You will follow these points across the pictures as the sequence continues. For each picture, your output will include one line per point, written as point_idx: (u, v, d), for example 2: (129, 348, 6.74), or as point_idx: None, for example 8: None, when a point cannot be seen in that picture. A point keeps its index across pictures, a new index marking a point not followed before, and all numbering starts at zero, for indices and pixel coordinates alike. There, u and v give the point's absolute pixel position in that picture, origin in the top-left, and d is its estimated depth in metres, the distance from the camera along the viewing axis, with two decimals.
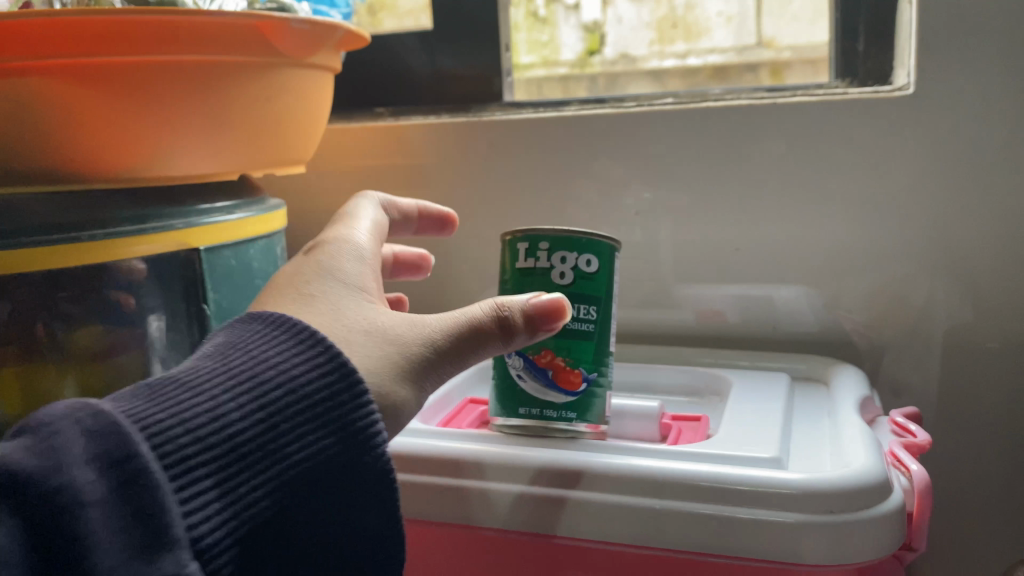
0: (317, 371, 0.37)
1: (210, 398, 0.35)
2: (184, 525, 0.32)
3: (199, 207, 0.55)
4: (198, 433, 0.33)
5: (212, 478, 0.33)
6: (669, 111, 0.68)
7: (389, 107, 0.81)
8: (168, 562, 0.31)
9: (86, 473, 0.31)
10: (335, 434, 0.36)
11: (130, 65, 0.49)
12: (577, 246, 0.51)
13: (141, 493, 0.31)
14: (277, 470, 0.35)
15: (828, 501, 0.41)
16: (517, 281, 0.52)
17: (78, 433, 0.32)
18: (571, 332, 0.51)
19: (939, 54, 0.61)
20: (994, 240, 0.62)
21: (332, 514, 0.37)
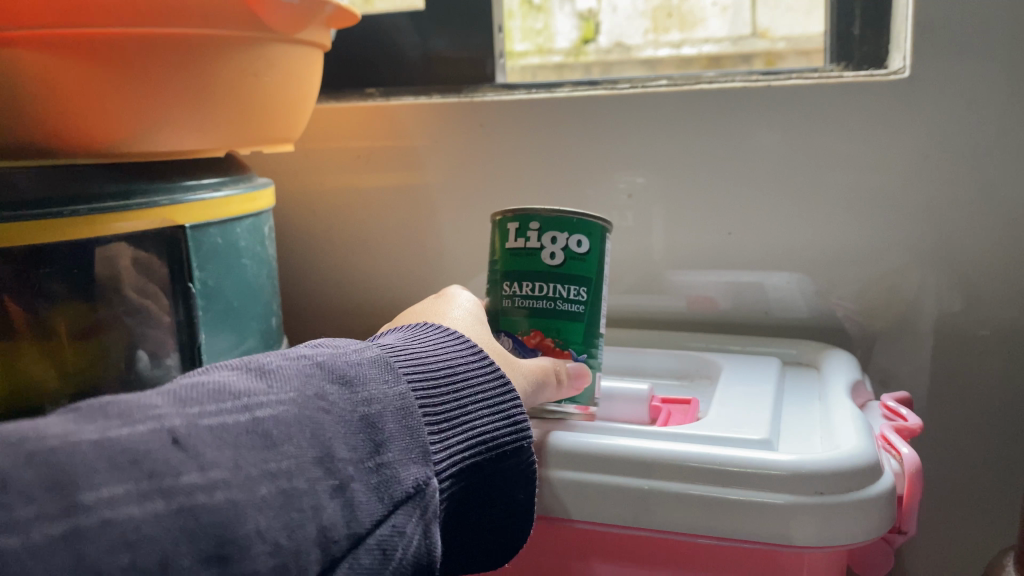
0: (495, 373, 0.46)
1: (430, 370, 0.44)
2: (431, 445, 0.42)
3: (183, 184, 0.54)
4: (431, 390, 0.43)
5: (437, 425, 0.42)
6: (663, 94, 0.67)
7: (379, 88, 0.80)
8: (425, 467, 0.41)
9: (382, 389, 0.41)
10: (511, 420, 0.45)
11: (117, 39, 0.48)
12: (567, 227, 0.50)
13: (410, 416, 0.41)
14: (473, 434, 0.43)
15: (816, 482, 0.41)
16: (506, 261, 0.52)
17: (371, 364, 0.43)
18: (561, 313, 0.51)
19: (934, 39, 0.60)
20: (987, 227, 0.62)
21: (500, 491, 0.44)
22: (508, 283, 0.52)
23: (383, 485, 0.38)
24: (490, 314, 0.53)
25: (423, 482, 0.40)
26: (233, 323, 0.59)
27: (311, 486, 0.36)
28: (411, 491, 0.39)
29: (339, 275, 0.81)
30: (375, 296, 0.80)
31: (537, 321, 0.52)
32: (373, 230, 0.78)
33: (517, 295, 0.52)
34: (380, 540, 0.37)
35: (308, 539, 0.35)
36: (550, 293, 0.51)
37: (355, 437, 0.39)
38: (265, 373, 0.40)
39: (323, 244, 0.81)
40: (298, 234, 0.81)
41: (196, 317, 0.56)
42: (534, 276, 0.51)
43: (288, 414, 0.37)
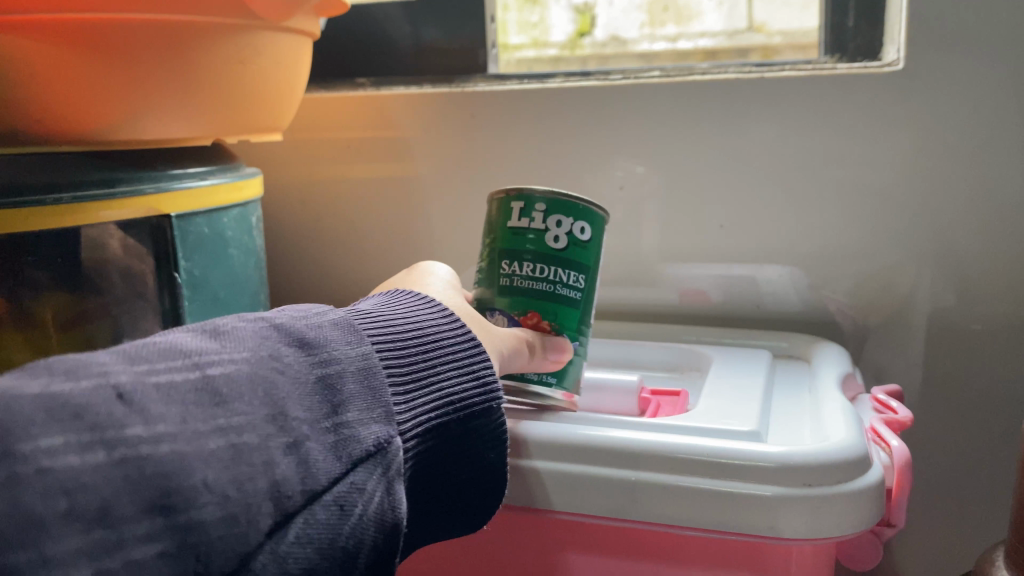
0: (465, 336, 0.46)
1: (398, 332, 0.44)
2: (394, 405, 0.41)
3: (169, 172, 0.53)
4: (397, 350, 0.43)
5: (404, 386, 0.42)
6: (656, 84, 0.67)
7: (370, 78, 0.79)
8: (387, 426, 0.40)
9: (343, 351, 0.41)
10: (478, 380, 0.45)
11: (101, 25, 0.48)
12: (572, 212, 0.49)
13: (371, 377, 0.41)
14: (440, 395, 0.43)
15: (805, 475, 0.41)
16: (507, 240, 0.50)
17: (331, 327, 0.42)
18: (558, 297, 0.50)
19: (929, 30, 0.60)
20: (980, 221, 0.62)
21: (468, 453, 0.44)
22: (507, 263, 0.51)
23: (340, 444, 0.38)
24: (483, 292, 0.52)
25: (385, 440, 0.40)
26: (220, 313, 0.59)
27: (264, 442, 0.35)
28: (371, 449, 0.39)
29: (330, 268, 0.81)
30: (366, 288, 0.80)
31: (533, 304, 0.51)
32: (365, 221, 0.78)
33: (516, 275, 0.50)
34: (337, 496, 0.37)
35: (261, 493, 0.34)
36: (550, 277, 0.50)
37: (311, 398, 0.38)
38: (220, 334, 0.38)
39: (314, 235, 0.80)
40: (289, 225, 0.81)
41: (182, 307, 0.55)
42: (536, 258, 0.50)
43: (244, 373, 0.36)
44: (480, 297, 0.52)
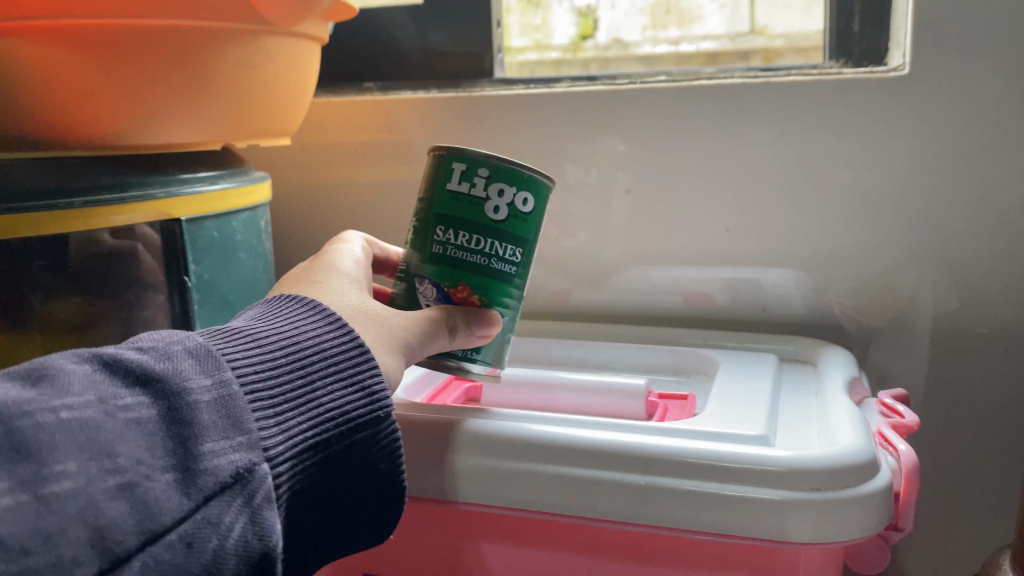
0: (350, 344, 0.43)
1: (268, 349, 0.40)
2: (259, 431, 0.37)
3: (179, 176, 0.54)
4: (265, 371, 0.39)
5: (273, 406, 0.39)
6: (662, 89, 0.67)
7: (377, 82, 0.79)
8: (251, 451, 0.37)
9: (194, 378, 0.36)
10: (364, 392, 0.42)
11: (113, 31, 0.48)
12: (515, 180, 0.47)
13: (229, 402, 0.37)
14: (319, 412, 0.40)
15: (814, 479, 0.41)
16: (444, 204, 0.48)
17: (183, 352, 0.37)
18: (492, 271, 0.48)
19: (934, 35, 0.60)
20: (984, 225, 0.62)
21: (359, 471, 0.41)
22: (442, 229, 0.48)
23: (187, 480, 0.34)
24: (412, 258, 0.50)
25: (248, 466, 0.36)
26: (229, 316, 0.59)
27: (81, 490, 0.31)
28: (230, 479, 0.35)
29: None
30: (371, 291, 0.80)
31: (462, 276, 0.49)
32: (370, 225, 0.78)
33: (450, 243, 0.48)
34: (183, 535, 0.33)
35: (75, 544, 0.30)
36: (485, 248, 0.48)
37: (149, 435, 0.34)
38: (43, 378, 0.34)
39: (319, 238, 0.80)
40: (294, 229, 0.81)
41: (191, 310, 0.55)
42: (472, 227, 0.48)
43: (59, 419, 0.32)
44: (408, 264, 0.50)
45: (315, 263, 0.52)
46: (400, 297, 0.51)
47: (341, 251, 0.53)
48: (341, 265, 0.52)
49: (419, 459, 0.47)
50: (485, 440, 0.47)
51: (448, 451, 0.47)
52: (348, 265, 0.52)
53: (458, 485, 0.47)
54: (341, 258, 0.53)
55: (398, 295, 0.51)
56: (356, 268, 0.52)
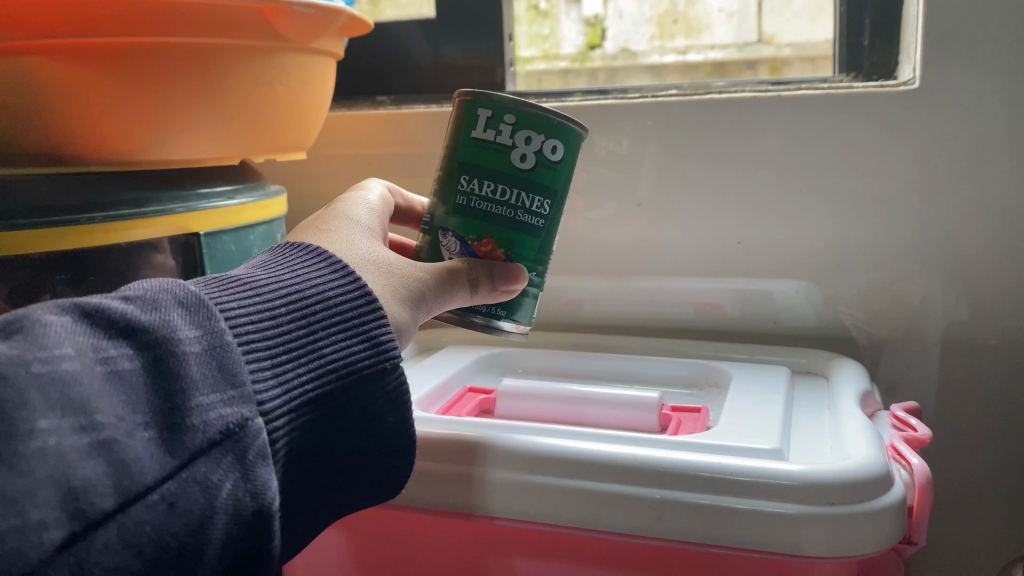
0: (355, 293, 0.41)
1: (266, 298, 0.39)
2: (253, 385, 0.36)
3: (197, 192, 0.55)
4: (262, 320, 0.38)
5: (271, 357, 0.37)
6: (672, 102, 0.68)
7: (389, 96, 0.80)
8: (244, 404, 0.35)
9: (182, 329, 0.35)
10: (369, 342, 0.40)
11: (134, 48, 0.49)
12: (545, 126, 0.46)
13: (223, 354, 0.35)
14: (321, 364, 0.39)
15: (828, 492, 0.41)
16: (470, 152, 0.46)
17: (172, 301, 0.36)
18: (519, 224, 0.47)
19: (943, 49, 0.61)
20: (993, 236, 0.62)
21: (366, 424, 0.40)
22: (467, 179, 0.47)
23: (173, 437, 0.33)
24: (435, 209, 0.48)
25: (241, 421, 0.35)
26: None
27: (56, 449, 0.30)
28: (220, 436, 0.34)
29: None
30: None
31: (487, 228, 0.47)
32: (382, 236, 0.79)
33: (475, 194, 0.47)
34: (167, 494, 0.32)
35: (45, 508, 0.29)
36: (512, 199, 0.47)
37: (132, 390, 0.33)
38: (18, 330, 0.32)
39: None
40: None
41: None
42: (499, 176, 0.46)
43: (31, 372, 0.31)
44: (431, 216, 0.49)
45: (332, 208, 0.51)
46: (422, 251, 0.49)
47: (361, 201, 0.52)
48: (359, 212, 0.51)
49: (433, 471, 0.48)
50: (499, 452, 0.47)
51: (463, 462, 0.48)
52: (367, 214, 0.51)
53: (473, 497, 0.47)
54: (359, 206, 0.52)
55: (421, 247, 0.49)
56: (374, 216, 0.51)
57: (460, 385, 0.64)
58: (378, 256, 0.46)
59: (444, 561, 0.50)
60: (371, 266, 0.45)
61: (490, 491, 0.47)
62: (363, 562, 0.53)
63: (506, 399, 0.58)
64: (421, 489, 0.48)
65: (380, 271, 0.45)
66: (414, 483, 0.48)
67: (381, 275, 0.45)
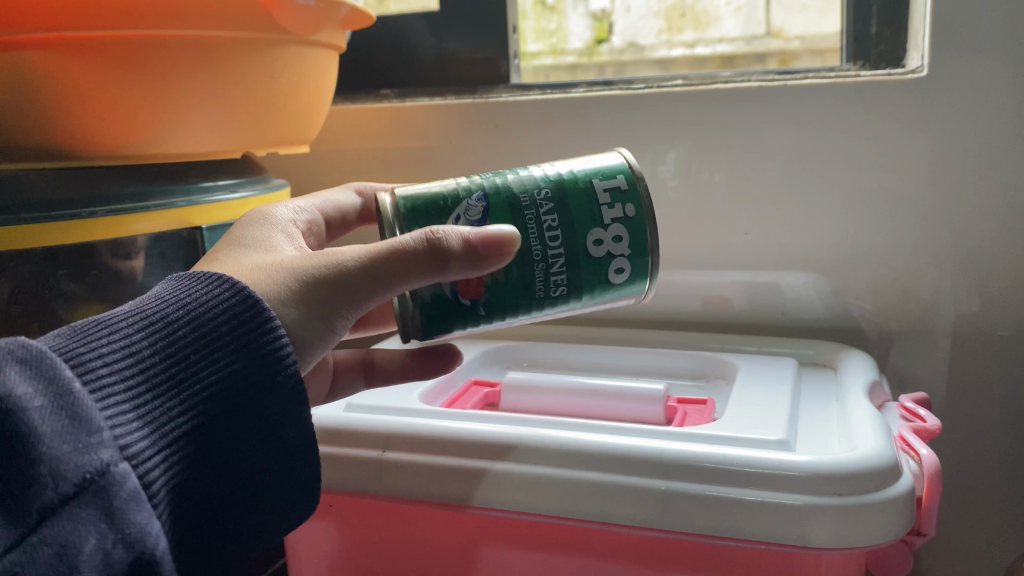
0: (233, 305, 0.39)
1: (127, 333, 0.36)
2: (111, 430, 0.34)
3: (200, 185, 0.55)
4: (123, 359, 0.36)
5: (137, 394, 0.36)
6: (678, 93, 0.67)
7: (393, 89, 0.80)
8: (105, 449, 0.33)
9: (18, 387, 0.33)
10: (252, 358, 0.39)
11: (134, 42, 0.48)
12: (638, 279, 0.43)
13: (71, 402, 0.33)
14: (196, 392, 0.37)
15: (835, 483, 0.41)
16: (580, 202, 0.42)
17: (7, 357, 0.33)
18: (530, 283, 0.42)
19: (951, 37, 0.60)
20: (1002, 226, 0.62)
21: (255, 443, 0.39)
22: (551, 213, 0.42)
23: (17, 507, 0.31)
24: (499, 192, 0.42)
25: (101, 467, 0.33)
26: None
27: None
28: (76, 492, 0.32)
29: None
30: None
31: (510, 273, 0.42)
32: None
33: (540, 231, 0.42)
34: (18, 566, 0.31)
35: None
36: (554, 282, 0.42)
37: None
38: None
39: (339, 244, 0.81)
40: None
41: None
42: (572, 240, 0.42)
43: None
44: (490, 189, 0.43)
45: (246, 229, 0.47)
46: (441, 216, 0.43)
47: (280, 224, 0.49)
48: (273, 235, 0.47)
49: (435, 464, 0.48)
50: (503, 445, 0.47)
51: (466, 454, 0.47)
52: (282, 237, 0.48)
53: (476, 490, 0.46)
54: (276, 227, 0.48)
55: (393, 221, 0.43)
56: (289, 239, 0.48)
57: (465, 378, 0.64)
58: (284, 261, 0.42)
59: (448, 555, 0.50)
60: (270, 279, 0.41)
61: (493, 485, 0.46)
62: (367, 557, 0.53)
63: (510, 392, 0.58)
64: (422, 483, 0.48)
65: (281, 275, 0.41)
66: (416, 476, 0.48)
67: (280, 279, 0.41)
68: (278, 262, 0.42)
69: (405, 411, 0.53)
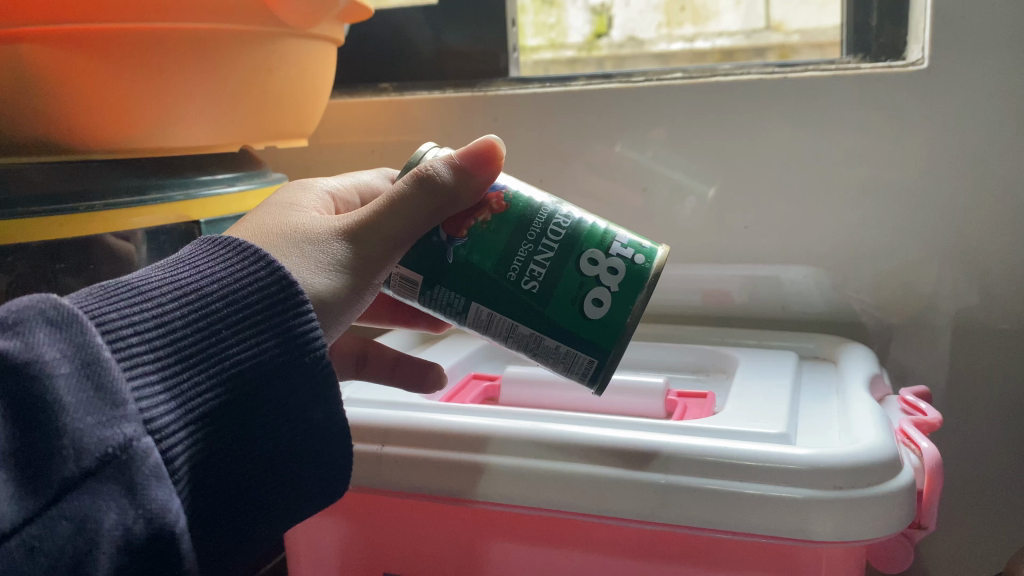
0: (265, 280, 0.39)
1: (157, 302, 0.36)
2: (137, 404, 0.34)
3: (197, 180, 0.55)
4: (151, 330, 0.35)
5: (166, 368, 0.35)
6: (677, 86, 0.67)
7: (392, 83, 0.80)
8: (128, 423, 0.33)
9: (46, 351, 0.33)
10: (282, 337, 0.38)
11: (131, 34, 0.48)
12: (610, 330, 0.41)
13: (98, 372, 0.33)
14: (224, 368, 0.37)
15: (836, 477, 0.41)
16: (594, 227, 0.42)
17: (38, 319, 0.33)
18: (508, 256, 0.41)
19: (952, 29, 0.60)
20: (1002, 220, 0.61)
21: (285, 420, 0.38)
22: (563, 221, 0.42)
23: (39, 476, 0.32)
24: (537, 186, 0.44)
25: (123, 442, 0.33)
26: None
27: None
28: (96, 465, 0.32)
29: None
30: None
31: (491, 247, 0.41)
32: None
33: (544, 224, 0.42)
34: (34, 535, 0.31)
35: None
36: (528, 273, 0.41)
37: None
38: None
39: None
40: None
41: None
42: (568, 247, 0.41)
43: None
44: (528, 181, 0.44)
45: (271, 200, 0.47)
46: None
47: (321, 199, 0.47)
48: (306, 203, 0.46)
49: (434, 458, 0.47)
50: (502, 439, 0.47)
51: (466, 448, 0.47)
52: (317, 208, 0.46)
53: (475, 485, 0.46)
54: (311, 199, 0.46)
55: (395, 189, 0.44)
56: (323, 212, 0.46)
57: (465, 373, 0.64)
58: (296, 224, 0.43)
59: (447, 549, 0.50)
60: (287, 244, 0.42)
61: (492, 480, 0.46)
62: (365, 552, 0.53)
63: (510, 386, 0.58)
64: (421, 477, 0.48)
65: (296, 238, 0.42)
66: (415, 471, 0.48)
67: (296, 243, 0.42)
68: (291, 226, 0.43)
69: (405, 406, 0.53)
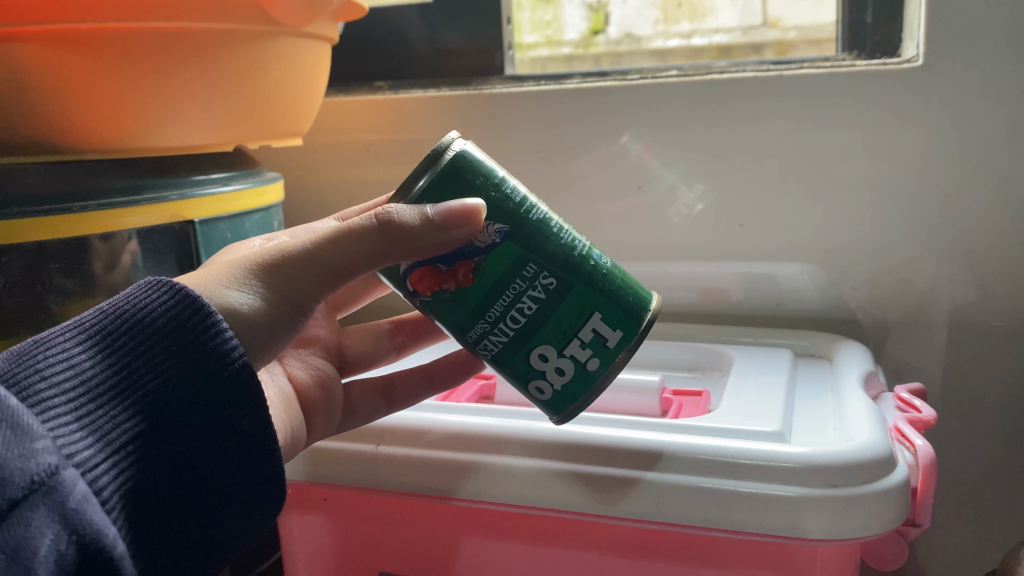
0: (170, 303, 0.38)
1: (64, 345, 0.36)
2: (52, 441, 0.34)
3: (191, 178, 0.54)
4: (58, 373, 0.35)
5: (78, 406, 0.35)
6: (672, 84, 0.67)
7: (388, 81, 0.80)
8: (47, 455, 0.33)
9: None
10: (198, 358, 0.37)
11: (125, 34, 0.48)
12: (563, 400, 0.42)
13: (8, 411, 0.33)
14: (142, 397, 0.37)
15: (830, 475, 0.41)
16: (568, 309, 0.41)
17: None
18: (468, 322, 0.41)
19: (946, 26, 0.60)
20: (996, 217, 0.61)
21: (212, 440, 0.38)
22: (535, 302, 0.40)
23: None
24: (529, 228, 0.40)
25: (47, 471, 0.33)
26: None
27: None
28: (18, 500, 0.32)
29: None
30: None
31: (455, 314, 0.41)
32: None
33: (513, 301, 0.40)
34: None
35: None
36: (485, 343, 0.41)
37: None
38: None
39: None
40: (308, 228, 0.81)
41: None
42: (532, 330, 0.41)
43: None
44: (524, 215, 0.40)
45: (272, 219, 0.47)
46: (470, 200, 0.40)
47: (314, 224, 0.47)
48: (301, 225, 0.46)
49: (428, 458, 0.47)
50: (496, 439, 0.47)
51: (460, 448, 0.47)
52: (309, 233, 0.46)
53: (469, 485, 0.46)
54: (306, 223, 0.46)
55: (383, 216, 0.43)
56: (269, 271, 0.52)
57: None
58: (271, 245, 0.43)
59: (440, 547, 0.50)
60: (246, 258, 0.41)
61: (486, 478, 0.46)
62: (358, 551, 0.53)
63: (504, 385, 0.58)
64: (416, 477, 0.48)
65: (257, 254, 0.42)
66: (409, 470, 0.48)
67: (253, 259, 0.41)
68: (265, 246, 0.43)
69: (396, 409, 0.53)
